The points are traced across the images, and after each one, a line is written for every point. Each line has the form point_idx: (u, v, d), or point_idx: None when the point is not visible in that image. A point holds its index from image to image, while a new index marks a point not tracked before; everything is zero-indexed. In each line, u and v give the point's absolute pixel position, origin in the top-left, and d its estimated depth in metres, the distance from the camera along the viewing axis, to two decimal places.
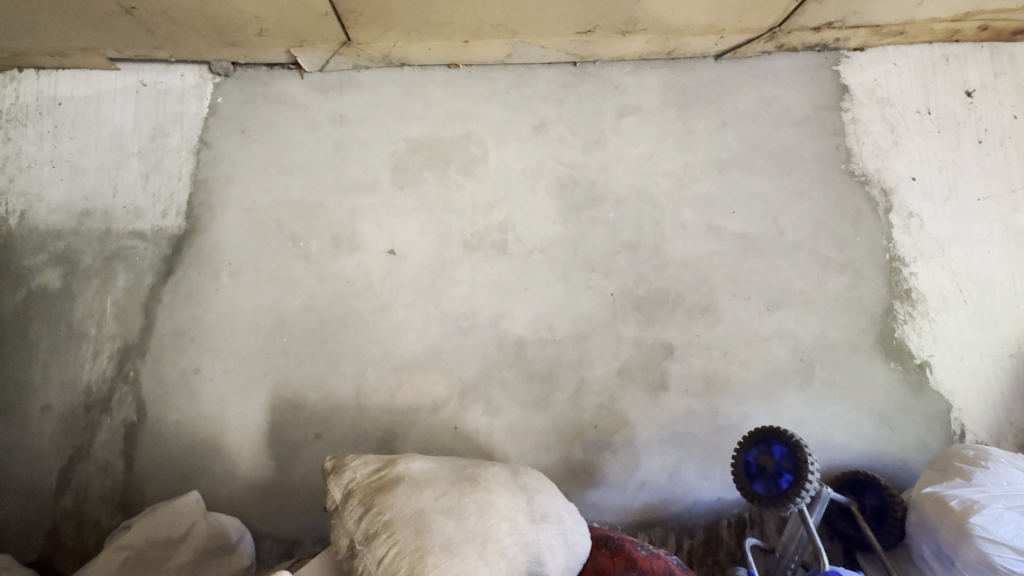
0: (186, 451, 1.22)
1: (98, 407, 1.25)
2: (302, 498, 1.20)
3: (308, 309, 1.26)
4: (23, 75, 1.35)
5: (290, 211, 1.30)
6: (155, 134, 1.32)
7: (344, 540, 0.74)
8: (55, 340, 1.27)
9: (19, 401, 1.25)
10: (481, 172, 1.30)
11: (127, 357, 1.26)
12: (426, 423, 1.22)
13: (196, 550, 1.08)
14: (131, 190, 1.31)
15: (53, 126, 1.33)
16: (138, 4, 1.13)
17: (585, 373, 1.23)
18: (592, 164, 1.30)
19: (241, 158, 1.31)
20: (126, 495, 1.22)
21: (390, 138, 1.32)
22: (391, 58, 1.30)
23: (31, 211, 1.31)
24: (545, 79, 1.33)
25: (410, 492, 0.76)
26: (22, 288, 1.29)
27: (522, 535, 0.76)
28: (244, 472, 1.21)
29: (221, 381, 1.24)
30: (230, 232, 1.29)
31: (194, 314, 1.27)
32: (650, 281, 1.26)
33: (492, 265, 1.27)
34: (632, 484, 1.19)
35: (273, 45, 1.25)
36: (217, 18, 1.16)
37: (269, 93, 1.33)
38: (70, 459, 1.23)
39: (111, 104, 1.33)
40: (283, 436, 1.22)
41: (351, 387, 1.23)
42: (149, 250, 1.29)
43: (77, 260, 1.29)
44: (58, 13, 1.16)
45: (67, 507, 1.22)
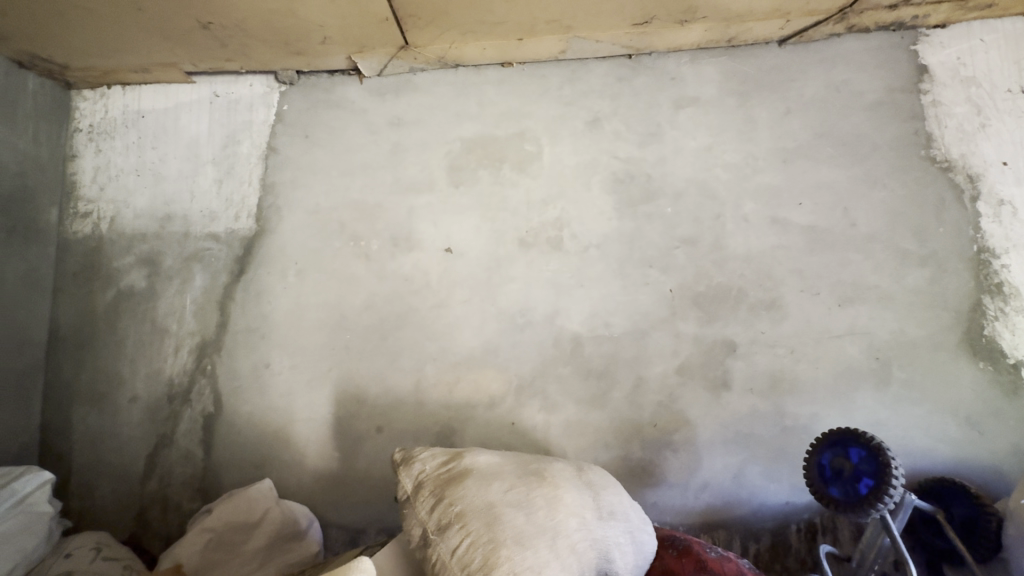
0: (258, 441, 1.29)
1: (179, 398, 1.34)
2: (365, 489, 1.25)
3: (369, 307, 1.30)
4: (111, 91, 1.46)
5: (351, 212, 1.34)
6: (227, 142, 1.40)
7: (417, 529, 0.75)
8: (141, 335, 1.37)
9: (111, 392, 1.36)
10: (535, 169, 1.30)
11: (205, 351, 1.34)
12: (483, 419, 1.24)
13: (271, 534, 1.14)
14: (207, 195, 1.39)
15: (138, 137, 1.44)
16: (214, 19, 1.16)
17: (643, 371, 1.21)
18: (648, 158, 1.27)
19: (305, 162, 1.37)
20: (205, 480, 1.30)
21: (445, 138, 1.34)
22: (446, 59, 1.32)
23: (119, 217, 1.42)
24: (599, 73, 1.31)
25: (479, 485, 0.76)
26: (112, 287, 1.40)
27: (591, 530, 0.76)
28: (311, 463, 1.27)
29: (289, 376, 1.30)
30: (295, 233, 1.35)
31: (263, 312, 1.33)
32: (710, 277, 1.22)
33: (548, 262, 1.27)
34: (694, 484, 1.17)
35: (335, 52, 1.29)
36: (285, 29, 1.20)
37: (331, 99, 1.38)
38: (155, 446, 1.33)
39: (188, 115, 1.42)
40: (347, 428, 1.27)
41: (411, 382, 1.27)
42: (223, 250, 1.37)
43: (159, 261, 1.39)
44: (141, 35, 1.23)
45: (153, 491, 1.31)
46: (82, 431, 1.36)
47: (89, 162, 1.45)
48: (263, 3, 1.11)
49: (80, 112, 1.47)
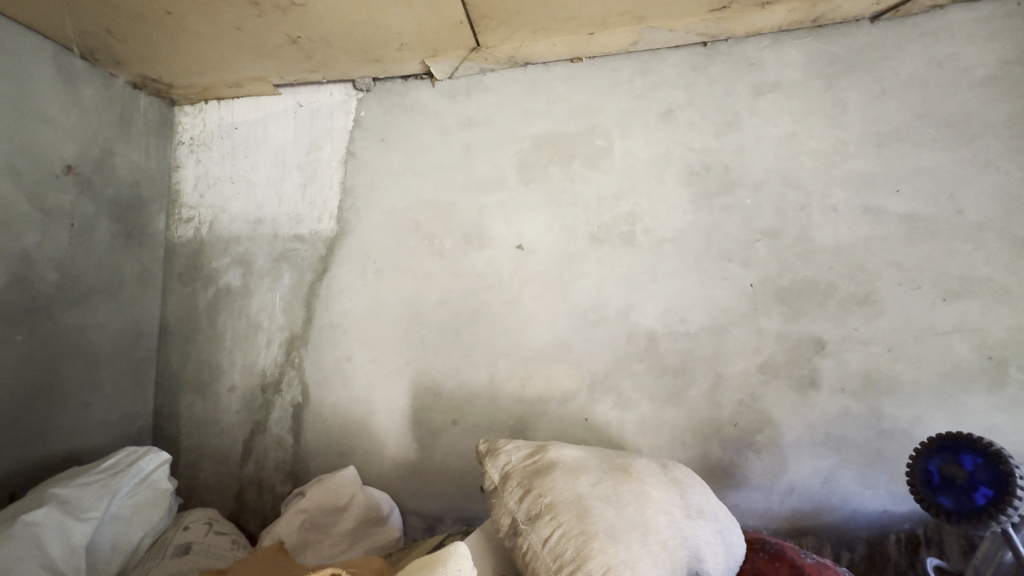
0: (342, 430, 1.37)
1: (271, 388, 1.44)
2: (442, 479, 1.29)
3: (444, 303, 1.34)
4: (208, 105, 1.59)
5: (425, 212, 1.39)
6: (311, 149, 1.49)
7: (507, 519, 0.77)
8: (237, 330, 1.49)
9: (212, 381, 1.49)
10: (607, 164, 1.29)
11: (293, 345, 1.44)
12: (556, 414, 1.25)
13: (358, 518, 1.21)
14: (293, 198, 1.49)
15: (232, 147, 1.56)
16: (302, 34, 1.23)
17: (722, 368, 1.17)
18: (725, 148, 1.23)
19: (381, 164, 1.44)
20: (295, 465, 1.39)
21: (516, 137, 1.36)
22: (516, 58, 1.34)
23: (217, 221, 1.55)
24: (672, 63, 1.28)
25: (566, 478, 0.77)
26: (212, 286, 1.53)
27: (681, 528, 0.74)
28: (391, 452, 1.33)
29: (370, 369, 1.37)
30: (373, 233, 1.42)
31: (345, 309, 1.41)
32: (795, 271, 1.16)
33: (620, 257, 1.26)
34: (779, 488, 1.12)
35: (410, 58, 1.34)
36: (365, 39, 1.26)
37: (404, 103, 1.44)
38: (251, 432, 1.44)
39: (275, 124, 1.53)
40: (424, 420, 1.32)
41: (485, 377, 1.30)
42: (308, 251, 1.46)
43: (252, 261, 1.50)
44: (236, 53, 1.32)
45: (250, 473, 1.42)
46: (189, 417, 1.49)
47: (191, 171, 1.59)
48: (348, 15, 1.16)
49: (183, 126, 1.61)
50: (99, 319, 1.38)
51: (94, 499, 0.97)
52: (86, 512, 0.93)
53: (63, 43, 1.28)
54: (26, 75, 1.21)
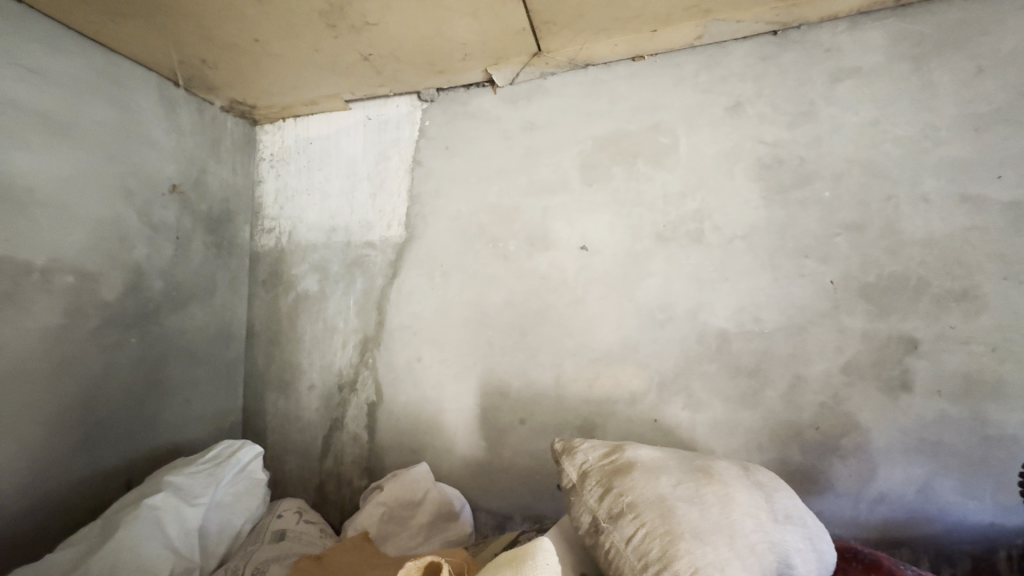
0: (413, 428, 1.43)
1: (347, 387, 1.52)
2: (511, 477, 1.32)
3: (509, 304, 1.37)
4: (286, 123, 1.71)
5: (489, 216, 1.42)
6: (380, 159, 1.56)
7: (587, 516, 0.78)
8: (315, 332, 1.58)
9: (294, 380, 1.59)
10: (672, 162, 1.27)
11: (367, 346, 1.51)
12: (624, 415, 1.24)
13: (432, 513, 1.25)
14: (363, 207, 1.57)
15: (307, 161, 1.67)
16: (374, 51, 1.30)
17: (801, 369, 1.13)
18: (799, 139, 1.18)
19: (447, 171, 1.48)
20: (371, 461, 1.47)
21: (578, 138, 1.36)
22: (577, 60, 1.35)
23: (295, 231, 1.65)
24: (739, 55, 1.24)
25: (647, 478, 0.77)
26: (292, 291, 1.63)
27: (768, 532, 0.72)
28: (461, 450, 1.37)
29: (439, 369, 1.42)
30: (439, 238, 1.47)
31: (414, 311, 1.47)
32: (881, 266, 1.10)
33: (688, 256, 1.23)
34: (868, 495, 1.06)
35: (473, 67, 1.38)
36: (432, 51, 1.30)
37: (468, 111, 1.48)
38: (330, 428, 1.53)
39: (347, 138, 1.62)
40: (492, 419, 1.35)
41: (551, 377, 1.31)
42: (379, 256, 1.53)
43: (328, 268, 1.59)
44: (313, 73, 1.41)
45: (330, 467, 1.51)
46: (274, 413, 1.61)
47: (271, 185, 1.71)
48: (417, 30, 1.21)
49: (264, 143, 1.74)
50: (197, 323, 1.51)
51: (203, 487, 1.06)
52: (197, 498, 1.03)
53: (164, 75, 1.42)
54: (136, 104, 1.35)
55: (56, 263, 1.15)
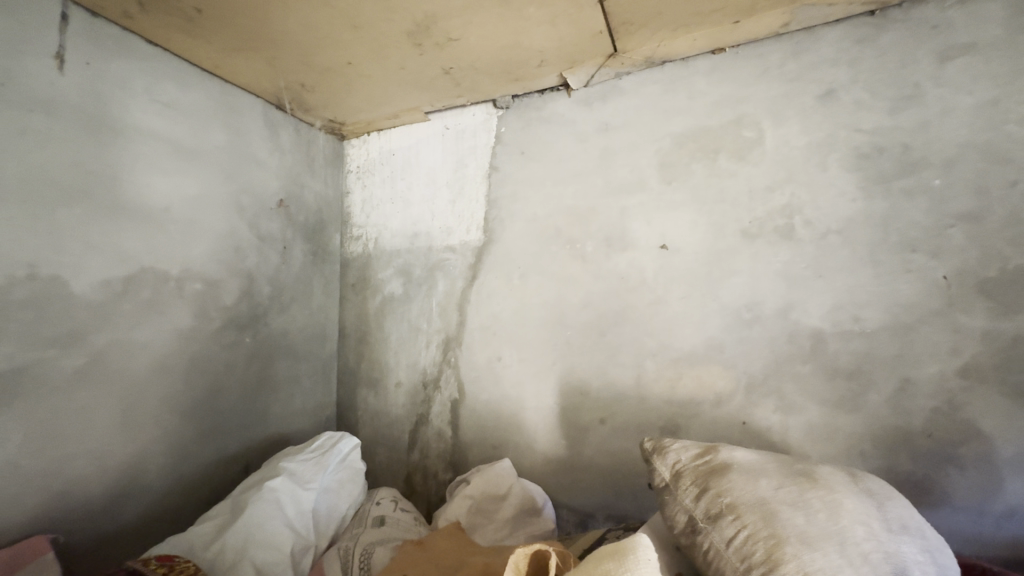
0: (495, 425, 1.48)
1: (431, 385, 1.60)
2: (592, 476, 1.33)
3: (587, 305, 1.38)
4: (370, 137, 1.83)
5: (565, 218, 1.44)
6: (458, 167, 1.63)
7: (683, 516, 0.78)
8: (400, 332, 1.68)
9: (382, 377, 1.70)
10: (757, 156, 1.23)
11: (449, 346, 1.58)
12: (710, 416, 1.21)
13: (516, 507, 1.28)
14: (443, 213, 1.64)
15: (390, 171, 1.77)
16: (455, 64, 1.36)
17: (909, 372, 1.05)
18: (902, 125, 1.10)
19: (523, 175, 1.52)
20: (455, 455, 1.54)
21: (655, 136, 1.35)
22: (653, 58, 1.34)
23: (381, 237, 1.76)
24: (831, 40, 1.18)
25: (746, 480, 0.76)
26: (379, 294, 1.75)
27: (882, 542, 0.68)
28: (542, 448, 1.41)
29: (519, 368, 1.46)
30: (516, 240, 1.51)
31: (493, 312, 1.52)
32: (1005, 259, 1.00)
33: (777, 253, 1.19)
34: (992, 510, 0.98)
35: (548, 72, 1.41)
36: (510, 61, 1.34)
37: (542, 116, 1.51)
38: (416, 423, 1.62)
39: (427, 147, 1.70)
40: (573, 418, 1.37)
41: (632, 377, 1.31)
42: (459, 259, 1.60)
43: (411, 272, 1.68)
44: (398, 89, 1.50)
45: (416, 460, 1.60)
46: (365, 408, 1.72)
47: (358, 195, 1.84)
48: (497, 42, 1.25)
49: (351, 157, 1.87)
50: (297, 325, 1.66)
51: (312, 473, 1.17)
52: (309, 483, 1.14)
53: (268, 100, 1.57)
54: (246, 128, 1.51)
55: (186, 272, 1.31)
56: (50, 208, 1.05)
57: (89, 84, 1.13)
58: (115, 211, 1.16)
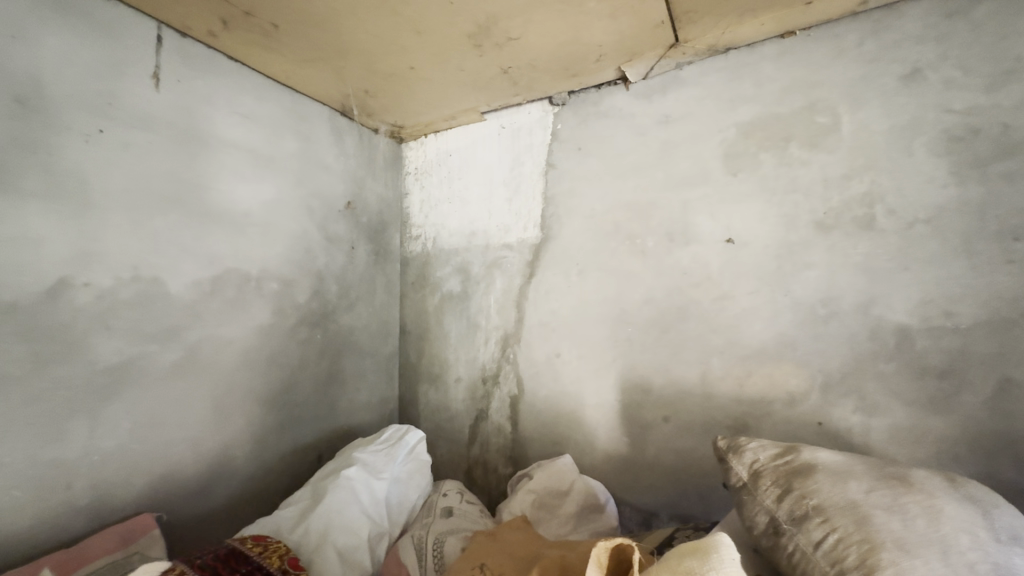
0: (555, 421, 1.49)
1: (490, 381, 1.63)
2: (656, 474, 1.31)
3: (649, 301, 1.36)
4: (427, 138, 1.88)
5: (625, 213, 1.42)
6: (514, 165, 1.65)
7: (764, 517, 0.76)
8: (459, 329, 1.72)
9: (442, 373, 1.75)
10: (832, 143, 1.16)
11: (508, 342, 1.60)
12: (782, 416, 1.17)
13: (579, 503, 1.28)
14: (500, 211, 1.66)
15: (447, 171, 1.81)
16: (513, 63, 1.37)
17: (1011, 371, 0.97)
18: (1001, 103, 1.01)
19: (580, 171, 1.51)
20: (515, 450, 1.56)
21: (719, 127, 1.30)
22: (717, 46, 1.29)
23: (439, 236, 1.81)
24: (916, 16, 1.10)
25: (833, 482, 0.73)
26: (438, 292, 1.79)
27: (990, 552, 0.63)
28: (603, 444, 1.40)
29: (578, 365, 1.46)
30: (574, 237, 1.50)
31: (552, 309, 1.52)
32: None
33: (855, 245, 1.12)
34: None
35: (606, 66, 1.39)
36: (568, 57, 1.34)
37: (599, 110, 1.50)
38: (476, 418, 1.65)
39: (483, 147, 1.73)
40: (635, 416, 1.36)
41: (697, 375, 1.28)
42: (516, 257, 1.61)
43: (469, 270, 1.72)
44: (457, 90, 1.53)
45: (477, 454, 1.64)
46: (426, 402, 1.78)
47: (416, 196, 1.89)
48: (556, 38, 1.25)
49: (409, 159, 1.93)
50: (362, 322, 1.73)
51: (383, 464, 1.22)
52: (381, 473, 1.19)
53: (333, 107, 1.64)
54: (314, 135, 1.58)
55: (265, 273, 1.40)
56: (150, 215, 1.14)
57: (180, 100, 1.22)
58: (203, 217, 1.25)
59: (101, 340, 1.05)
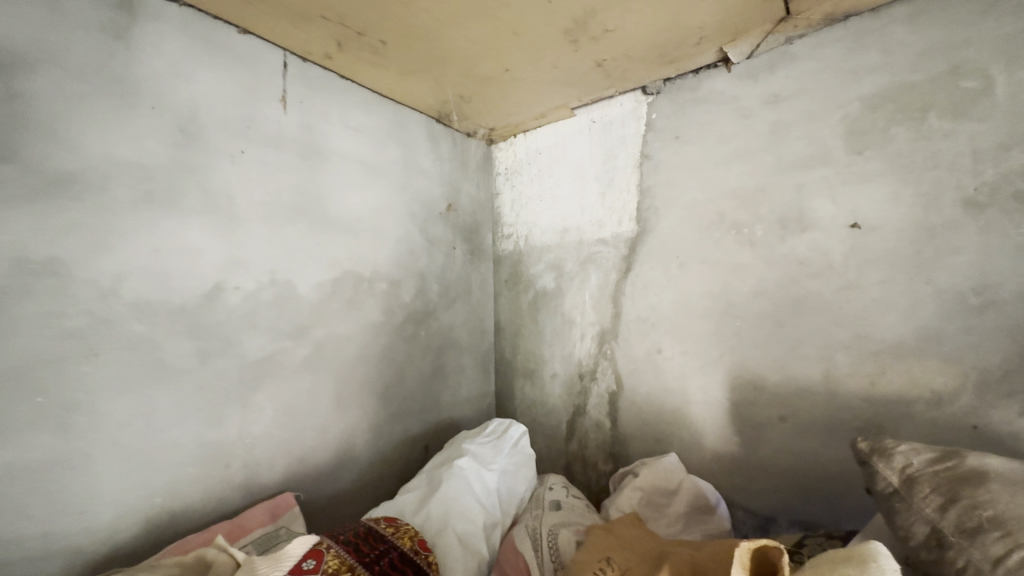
0: (657, 418, 1.46)
1: (588, 376, 1.63)
2: (773, 477, 1.24)
3: (759, 293, 1.29)
4: (517, 139, 1.91)
5: (730, 202, 1.35)
6: (607, 158, 1.63)
7: (924, 528, 0.69)
8: (554, 325, 1.74)
9: (538, 369, 1.78)
10: (983, 109, 1.02)
11: (605, 338, 1.59)
12: (925, 417, 1.05)
13: (689, 503, 1.23)
14: (593, 206, 1.65)
15: (538, 169, 1.83)
16: (608, 56, 1.36)
17: None
18: None
19: (679, 161, 1.46)
20: (616, 447, 1.55)
21: (838, 102, 1.19)
22: (834, 14, 1.19)
23: (530, 234, 1.84)
24: None
25: (1012, 492, 0.65)
26: (531, 289, 1.82)
27: None
28: (712, 443, 1.35)
29: (681, 361, 1.42)
30: (674, 229, 1.45)
31: (651, 304, 1.49)
32: None
33: (1017, 224, 0.97)
34: None
35: (707, 49, 1.33)
36: (666, 44, 1.30)
37: (698, 96, 1.44)
38: (574, 413, 1.67)
39: (574, 143, 1.73)
40: (746, 415, 1.29)
41: (819, 372, 1.18)
42: (612, 252, 1.59)
43: (562, 266, 1.73)
44: (549, 88, 1.54)
45: (576, 449, 1.66)
46: (524, 397, 1.83)
47: (508, 195, 1.93)
48: (655, 25, 1.22)
49: (499, 160, 1.98)
50: (461, 319, 1.80)
51: (492, 456, 1.27)
52: (491, 464, 1.24)
53: (430, 115, 1.72)
54: (414, 142, 1.67)
55: (375, 274, 1.50)
56: (282, 225, 1.27)
57: (303, 120, 1.34)
58: (324, 225, 1.37)
59: (247, 337, 1.18)
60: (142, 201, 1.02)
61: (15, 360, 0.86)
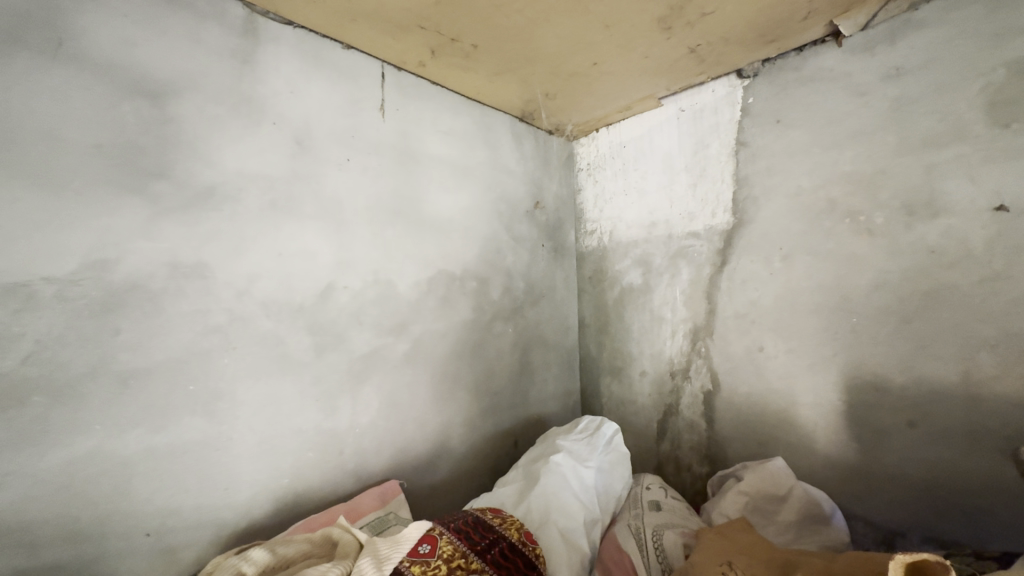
0: (759, 420, 1.38)
1: (680, 375, 1.58)
2: (900, 487, 1.13)
3: (879, 287, 1.18)
4: (599, 133, 1.89)
5: (842, 188, 1.25)
6: (698, 148, 1.56)
7: None
8: (643, 322, 1.70)
9: (626, 366, 1.75)
10: None
11: (698, 335, 1.53)
12: None
13: (800, 512, 1.15)
14: (683, 198, 1.59)
15: (622, 163, 1.80)
16: (703, 40, 1.30)
17: None
18: None
19: (781, 147, 1.37)
20: (711, 449, 1.49)
21: (978, 71, 1.05)
22: None
23: (615, 230, 1.81)
24: None
25: None
26: (617, 285, 1.80)
27: None
28: (823, 448, 1.26)
29: (787, 360, 1.33)
30: (776, 219, 1.37)
31: (750, 299, 1.41)
32: None
33: None
34: None
35: (815, 24, 1.24)
36: (769, 22, 1.23)
37: (803, 76, 1.34)
38: (665, 412, 1.62)
39: (661, 134, 1.68)
40: (865, 419, 1.19)
41: (956, 374, 1.06)
42: (704, 245, 1.53)
43: (650, 261, 1.69)
44: (637, 78, 1.50)
45: (668, 449, 1.61)
46: (612, 394, 1.81)
47: (591, 191, 1.92)
48: (757, 3, 1.15)
49: (582, 155, 1.97)
50: (546, 316, 1.81)
51: (587, 452, 1.26)
52: (588, 461, 1.23)
53: (514, 115, 1.75)
54: (499, 142, 1.70)
55: (466, 273, 1.55)
56: (384, 227, 1.35)
57: (400, 126, 1.41)
58: (420, 226, 1.44)
59: (356, 333, 1.27)
60: (267, 209, 1.13)
61: (172, 353, 0.98)
